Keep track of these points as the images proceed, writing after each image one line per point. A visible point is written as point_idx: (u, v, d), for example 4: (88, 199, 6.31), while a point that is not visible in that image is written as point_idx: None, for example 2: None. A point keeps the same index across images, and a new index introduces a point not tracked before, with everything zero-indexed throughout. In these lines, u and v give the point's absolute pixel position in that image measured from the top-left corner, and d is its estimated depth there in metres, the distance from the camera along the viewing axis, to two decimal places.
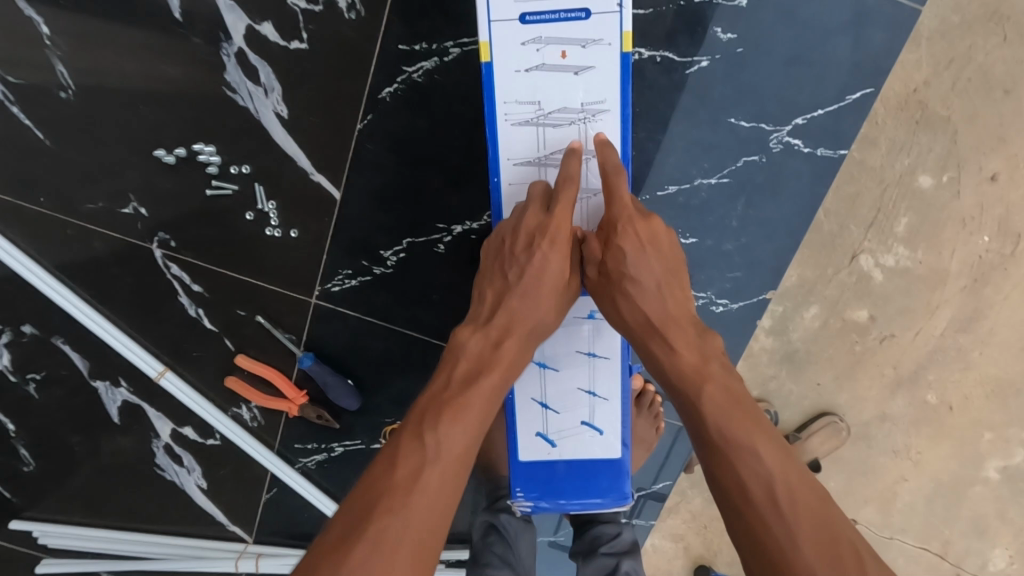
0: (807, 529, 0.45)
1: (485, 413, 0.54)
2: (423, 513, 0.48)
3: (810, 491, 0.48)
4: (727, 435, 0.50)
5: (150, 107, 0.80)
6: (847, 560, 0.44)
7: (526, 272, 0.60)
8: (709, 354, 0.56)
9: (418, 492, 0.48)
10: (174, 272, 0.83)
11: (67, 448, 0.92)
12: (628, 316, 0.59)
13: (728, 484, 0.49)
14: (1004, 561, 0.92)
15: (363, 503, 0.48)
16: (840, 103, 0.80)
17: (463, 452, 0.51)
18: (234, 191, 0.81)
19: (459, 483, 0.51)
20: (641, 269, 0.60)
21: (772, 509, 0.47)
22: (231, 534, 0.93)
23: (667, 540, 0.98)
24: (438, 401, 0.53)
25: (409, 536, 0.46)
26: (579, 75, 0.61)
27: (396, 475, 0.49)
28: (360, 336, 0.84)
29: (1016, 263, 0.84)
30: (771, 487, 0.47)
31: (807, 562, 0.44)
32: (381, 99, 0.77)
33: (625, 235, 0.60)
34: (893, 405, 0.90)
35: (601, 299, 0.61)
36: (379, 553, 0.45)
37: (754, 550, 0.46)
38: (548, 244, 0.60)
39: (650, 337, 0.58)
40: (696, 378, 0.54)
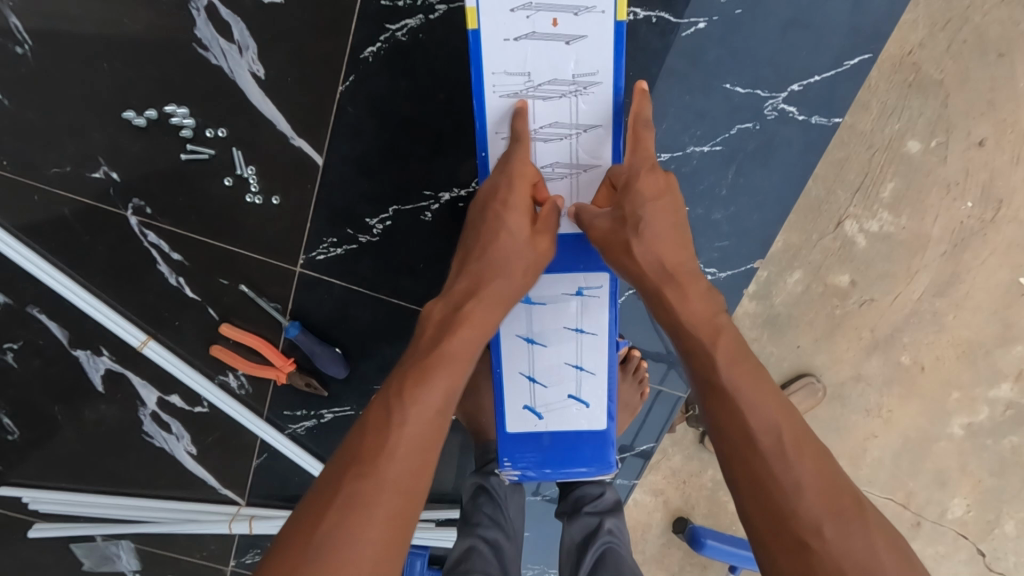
0: (813, 480, 0.45)
1: (456, 372, 0.52)
2: (396, 476, 0.46)
3: (814, 445, 0.48)
4: (738, 386, 0.49)
5: (115, 65, 0.76)
6: (850, 513, 0.44)
7: (491, 237, 0.59)
8: (720, 308, 0.55)
9: (390, 455, 0.47)
10: (151, 239, 0.81)
11: (50, 416, 0.91)
12: (640, 257, 0.56)
13: (737, 433, 0.48)
14: (963, 510, 0.97)
15: (336, 471, 0.47)
16: (837, 69, 0.78)
17: (434, 413, 0.49)
18: (211, 156, 0.77)
19: (433, 446, 0.49)
20: (658, 214, 0.57)
21: (779, 458, 0.46)
22: (222, 497, 0.94)
23: (648, 495, 1.02)
24: (408, 367, 0.52)
25: (381, 501, 0.45)
26: (570, 45, 0.58)
27: (366, 443, 0.48)
28: (346, 304, 0.83)
29: (995, 228, 0.85)
30: (779, 437, 0.47)
31: (810, 510, 0.44)
32: (363, 59, 0.74)
33: (645, 181, 0.58)
34: (868, 366, 0.92)
35: (610, 245, 0.58)
36: (351, 518, 0.44)
37: (757, 498, 0.47)
38: (508, 207, 0.58)
39: (664, 285, 0.56)
40: (707, 330, 0.53)
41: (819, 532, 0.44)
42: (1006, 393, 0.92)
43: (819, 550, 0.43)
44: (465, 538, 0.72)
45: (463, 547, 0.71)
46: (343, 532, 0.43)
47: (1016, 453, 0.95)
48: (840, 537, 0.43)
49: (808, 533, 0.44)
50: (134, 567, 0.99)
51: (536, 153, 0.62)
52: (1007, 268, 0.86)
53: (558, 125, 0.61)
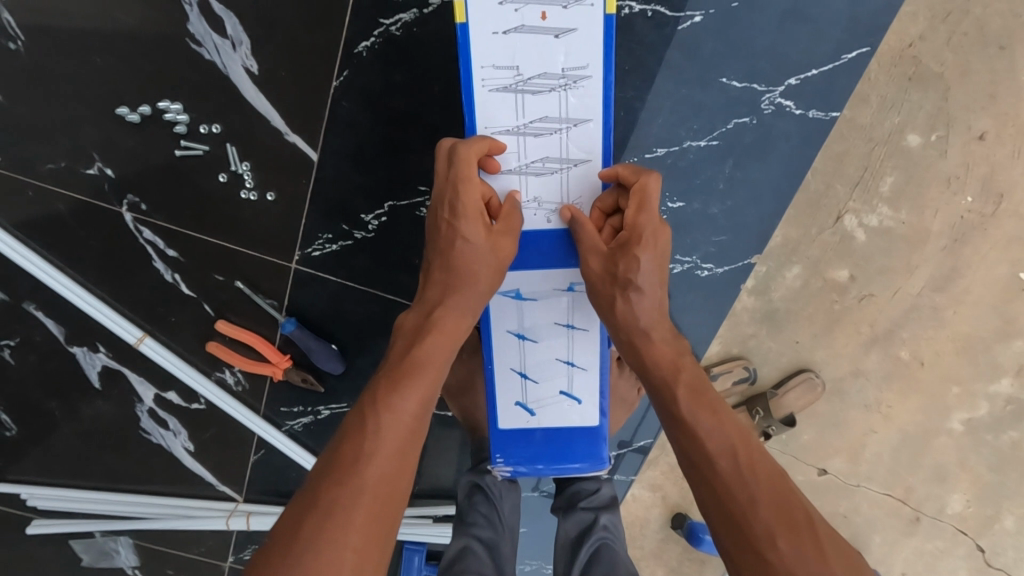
0: (767, 497, 0.46)
1: (432, 377, 0.53)
2: (373, 482, 0.47)
3: (770, 465, 0.49)
4: (695, 414, 0.50)
5: (108, 60, 0.75)
6: (804, 527, 0.45)
7: (448, 245, 0.57)
8: (683, 348, 0.56)
9: (366, 462, 0.47)
10: (146, 236, 0.80)
11: (48, 413, 0.91)
12: (622, 316, 0.56)
13: (694, 455, 0.49)
14: (962, 505, 0.97)
15: (312, 481, 0.47)
16: (834, 62, 0.78)
17: (410, 417, 0.50)
18: (204, 152, 0.77)
19: (411, 450, 0.50)
20: (651, 282, 0.56)
21: (736, 478, 0.47)
22: (220, 494, 0.94)
23: (646, 490, 1.02)
24: (382, 377, 0.52)
25: (360, 506, 0.45)
26: (559, 39, 0.58)
27: (342, 451, 0.48)
28: (341, 300, 0.82)
29: (995, 223, 0.84)
30: (735, 458, 0.48)
31: (766, 526, 0.45)
32: (357, 53, 0.73)
33: (647, 247, 0.55)
34: (867, 361, 0.92)
35: (597, 293, 0.58)
36: (329, 525, 0.44)
37: (719, 517, 0.47)
38: (459, 214, 0.56)
39: (638, 338, 0.56)
40: (668, 367, 0.54)
41: (775, 545, 0.44)
42: (1006, 388, 0.92)
43: (776, 563, 0.44)
44: (460, 538, 0.72)
45: (458, 547, 0.71)
46: (323, 539, 0.44)
47: (1015, 448, 0.94)
48: (794, 550, 0.44)
49: (764, 547, 0.44)
50: (133, 563, 0.99)
51: (525, 149, 0.61)
52: (1007, 262, 0.86)
53: (547, 119, 0.60)
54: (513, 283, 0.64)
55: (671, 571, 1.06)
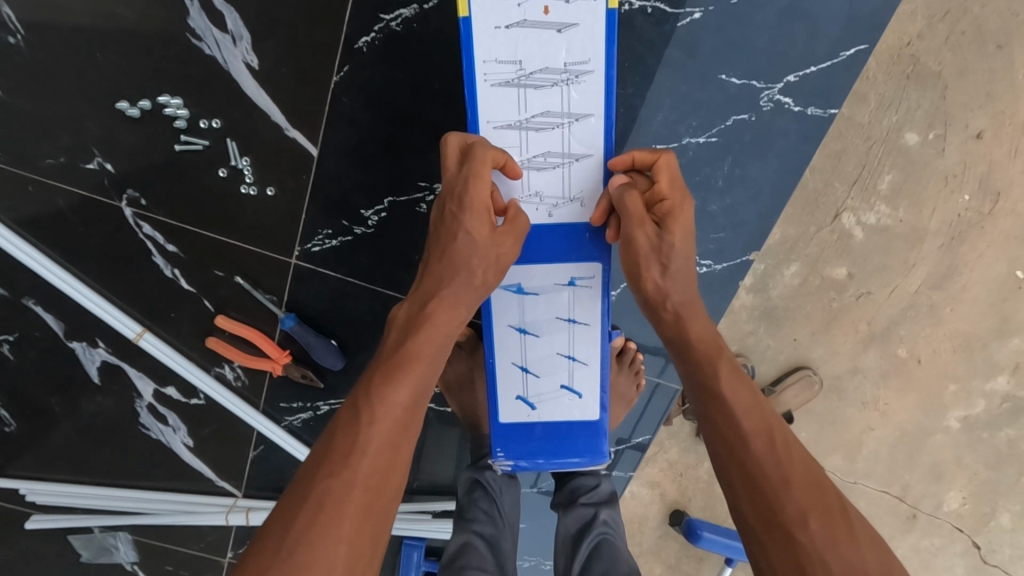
0: (800, 479, 0.47)
1: (423, 370, 0.53)
2: (364, 474, 0.47)
3: (800, 449, 0.50)
4: (733, 394, 0.51)
5: (108, 55, 0.75)
6: (833, 509, 0.46)
7: (449, 238, 0.57)
8: (720, 332, 0.57)
9: (358, 454, 0.48)
10: (146, 231, 0.80)
11: (47, 408, 0.91)
12: (670, 287, 0.56)
13: (728, 433, 0.50)
14: (958, 503, 0.97)
15: (305, 473, 0.47)
16: (833, 59, 0.78)
17: (400, 410, 0.50)
18: (205, 147, 0.77)
19: (401, 442, 0.50)
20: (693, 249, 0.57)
21: (771, 458, 0.48)
22: (220, 490, 0.94)
23: (645, 487, 1.03)
24: (375, 369, 0.53)
25: (350, 498, 0.46)
26: (562, 33, 0.58)
27: (334, 443, 0.48)
28: (341, 296, 0.82)
29: (992, 221, 0.85)
30: (770, 438, 0.49)
31: (797, 505, 0.46)
32: (357, 49, 0.74)
33: (689, 213, 0.56)
34: (865, 359, 0.92)
35: (644, 265, 0.56)
36: (319, 517, 0.45)
37: (750, 496, 0.47)
38: (464, 207, 0.57)
39: (684, 310, 0.56)
40: (708, 347, 0.54)
41: (806, 525, 0.45)
42: (1003, 386, 0.92)
43: (806, 542, 0.44)
44: (461, 533, 0.72)
45: (459, 544, 0.71)
46: (315, 530, 0.44)
47: (1012, 446, 0.95)
48: (825, 531, 0.44)
49: (795, 525, 0.45)
50: (132, 559, 0.99)
51: (527, 144, 0.61)
52: (1004, 261, 0.86)
53: (549, 114, 0.60)
54: (514, 278, 0.64)
55: (668, 567, 1.07)
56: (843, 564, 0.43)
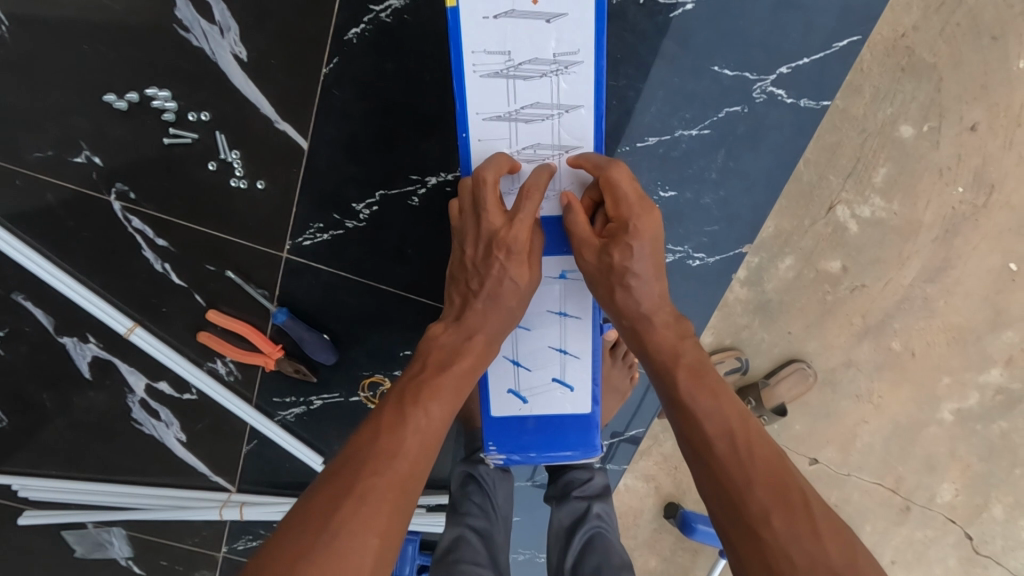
0: (762, 476, 0.45)
1: (463, 392, 0.54)
2: (403, 478, 0.47)
3: (768, 445, 0.47)
4: (693, 396, 0.49)
5: (95, 46, 0.74)
6: (797, 503, 0.44)
7: (491, 279, 0.57)
8: (686, 331, 0.55)
9: (400, 458, 0.47)
10: (135, 225, 0.80)
11: (38, 404, 0.91)
12: (624, 305, 0.56)
13: (693, 436, 0.48)
14: (952, 495, 0.98)
15: (343, 471, 0.47)
16: (827, 51, 0.77)
17: (441, 426, 0.51)
18: (193, 140, 0.76)
19: (436, 454, 0.51)
20: (647, 266, 0.55)
21: (733, 459, 0.46)
22: (214, 484, 0.94)
23: (639, 481, 1.03)
24: (416, 381, 0.53)
25: (390, 497, 0.46)
26: (551, 23, 0.57)
27: (377, 443, 0.48)
28: (333, 290, 0.82)
29: (986, 214, 0.85)
30: (731, 438, 0.47)
31: (759, 503, 0.44)
32: (347, 40, 0.73)
33: (636, 231, 0.55)
34: (859, 352, 0.92)
35: (597, 285, 0.58)
36: (363, 510, 0.44)
37: (715, 498, 0.46)
38: (511, 256, 0.57)
39: (639, 322, 0.56)
40: (668, 350, 0.53)
41: (769, 522, 0.43)
42: (996, 378, 0.92)
43: (770, 540, 0.42)
44: (453, 527, 0.72)
45: (451, 537, 0.71)
46: (353, 524, 0.43)
47: (1005, 438, 0.95)
48: (788, 527, 0.42)
49: (758, 524, 0.43)
50: (127, 555, 0.99)
51: (518, 136, 0.61)
52: (998, 253, 0.86)
53: (539, 105, 0.60)
54: None
55: (663, 559, 1.07)
56: (809, 560, 0.41)
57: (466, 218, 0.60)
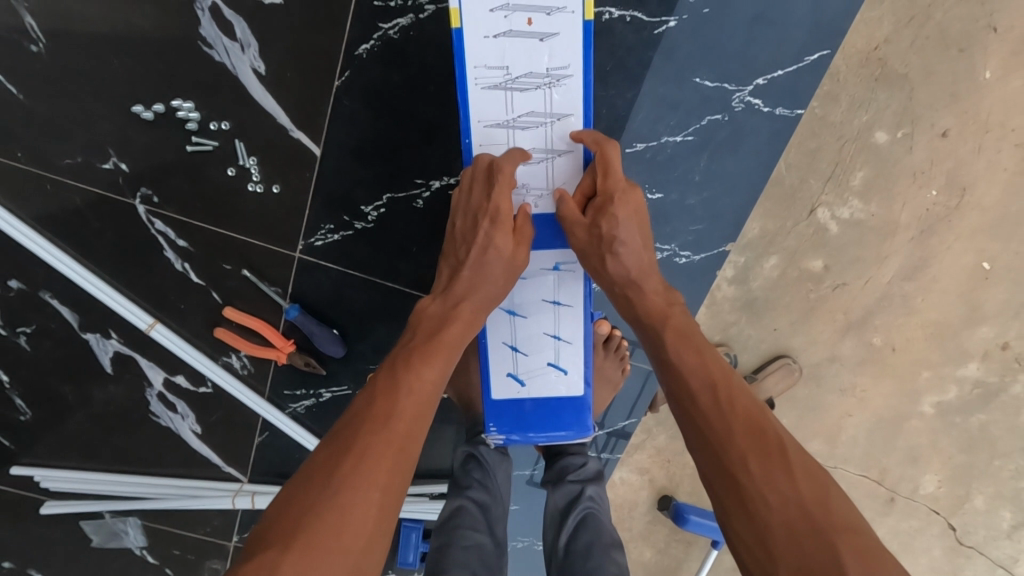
0: (740, 425, 0.49)
1: (453, 357, 0.59)
2: (400, 436, 0.52)
3: (749, 398, 0.52)
4: (681, 355, 0.55)
5: (123, 61, 0.80)
6: (773, 448, 0.48)
7: (477, 249, 0.63)
8: (675, 299, 0.61)
9: (396, 418, 0.52)
10: (158, 227, 0.85)
11: (61, 397, 0.96)
12: (613, 271, 0.62)
13: (680, 393, 0.53)
14: (935, 486, 1.03)
15: (344, 433, 0.51)
16: (800, 63, 0.83)
17: (433, 388, 0.56)
18: (214, 148, 0.82)
19: (429, 414, 0.55)
20: (631, 234, 0.62)
21: (715, 411, 0.51)
22: (227, 475, 0.99)
23: (634, 473, 1.08)
24: (407, 351, 0.58)
25: (388, 454, 0.50)
26: (544, 42, 0.63)
27: (373, 407, 0.53)
28: (343, 289, 0.87)
29: (959, 215, 0.90)
30: (714, 393, 0.52)
31: (738, 450, 0.48)
32: (358, 55, 0.79)
33: (620, 203, 0.62)
34: (842, 347, 0.98)
35: (588, 257, 0.63)
36: (360, 469, 0.49)
37: (699, 447, 0.51)
38: (496, 224, 0.63)
39: (630, 289, 0.62)
40: (658, 316, 0.59)
41: (746, 467, 0.47)
42: (973, 372, 0.97)
43: (747, 482, 0.47)
44: (455, 499, 0.77)
45: (452, 508, 0.75)
46: (354, 478, 0.48)
47: (984, 430, 1.00)
48: (764, 470, 0.47)
49: (736, 469, 0.48)
50: (142, 544, 1.03)
51: (515, 142, 0.66)
52: (971, 253, 0.92)
53: (534, 114, 0.65)
54: None
55: (658, 550, 1.12)
56: (781, 498, 0.45)
57: (459, 196, 0.66)
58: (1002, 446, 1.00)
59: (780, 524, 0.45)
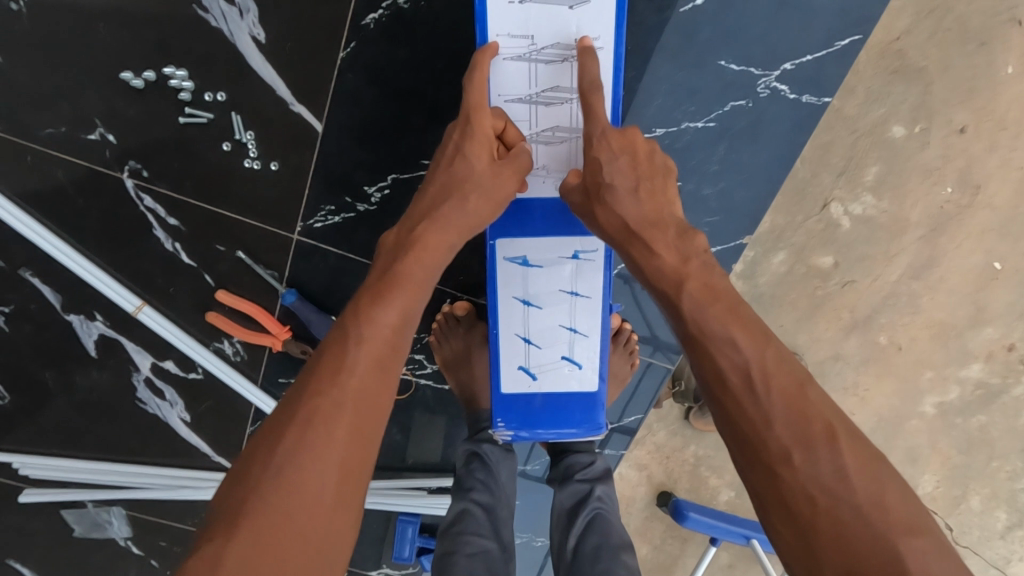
0: (781, 411, 0.45)
1: (416, 291, 0.52)
2: (352, 391, 0.46)
3: (785, 373, 0.47)
4: (705, 329, 0.50)
5: (113, 25, 0.75)
6: (820, 437, 0.44)
7: (452, 169, 0.59)
8: (690, 253, 0.55)
9: (347, 371, 0.47)
10: (147, 204, 0.81)
11: (42, 381, 0.91)
12: (607, 224, 0.59)
13: (708, 373, 0.49)
14: (932, 486, 1.02)
15: (292, 392, 0.47)
16: (828, 49, 0.80)
17: (391, 331, 0.49)
18: (209, 120, 0.77)
19: (390, 363, 0.49)
20: (617, 178, 0.59)
21: (749, 396, 0.46)
22: (216, 466, 0.95)
23: (633, 469, 1.06)
24: (365, 291, 0.52)
25: (338, 415, 0.45)
26: (573, 10, 0.59)
27: (323, 363, 0.47)
28: (340, 274, 0.83)
29: (971, 214, 0.88)
30: (747, 372, 0.47)
31: (778, 442, 0.45)
32: (364, 26, 0.74)
33: (600, 146, 0.59)
34: (847, 345, 0.96)
35: (585, 217, 0.62)
36: (308, 433, 0.44)
37: (731, 435, 0.47)
38: (470, 140, 0.59)
39: (631, 244, 0.58)
40: (675, 279, 0.53)
41: (788, 461, 0.44)
42: (976, 373, 0.96)
43: (790, 478, 0.44)
44: (459, 501, 0.74)
45: (457, 511, 0.73)
46: (299, 447, 0.44)
47: (984, 432, 0.99)
48: (808, 463, 0.43)
49: (777, 463, 0.44)
50: (125, 535, 0.99)
51: (537, 119, 0.63)
52: (980, 252, 0.90)
53: (559, 89, 0.62)
54: (519, 251, 0.66)
55: (654, 547, 1.10)
56: (829, 496, 0.42)
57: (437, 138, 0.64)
58: (1000, 448, 0.99)
59: (829, 523, 0.42)
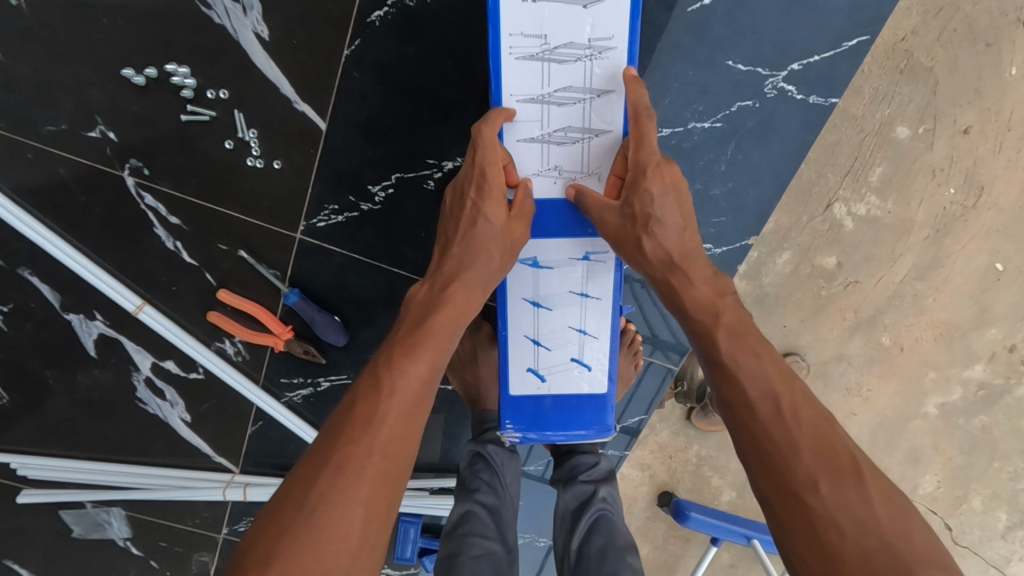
0: (808, 441, 0.46)
1: (440, 348, 0.55)
2: (384, 442, 0.48)
3: (812, 407, 0.48)
4: (737, 359, 0.50)
5: (115, 20, 0.74)
6: (848, 469, 0.44)
7: (468, 221, 0.61)
8: (725, 289, 0.56)
9: (378, 422, 0.48)
10: (148, 202, 0.80)
11: (41, 381, 0.90)
12: (651, 254, 0.59)
13: (736, 402, 0.49)
14: (933, 486, 1.02)
15: (324, 440, 0.48)
16: (837, 49, 0.78)
17: (420, 384, 0.52)
18: (212, 118, 0.76)
19: (417, 416, 0.51)
20: (667, 212, 0.58)
21: (778, 424, 0.47)
22: (217, 466, 0.94)
23: (635, 469, 1.05)
24: (392, 345, 0.54)
25: (370, 464, 0.47)
26: (587, 9, 0.58)
27: (355, 411, 0.49)
28: (343, 273, 0.83)
29: (975, 215, 0.88)
30: (776, 402, 0.48)
31: (806, 469, 0.45)
32: (369, 23, 0.73)
33: (653, 177, 0.58)
34: (851, 346, 0.95)
35: (622, 242, 0.60)
36: (341, 481, 0.45)
37: (756, 461, 0.47)
38: (483, 194, 0.60)
39: (673, 276, 0.58)
40: (708, 311, 0.54)
41: (816, 489, 0.44)
42: (979, 373, 0.96)
43: (817, 507, 0.44)
44: (463, 503, 0.73)
45: (461, 512, 0.73)
46: (333, 495, 0.45)
47: (985, 432, 0.99)
48: (836, 494, 0.44)
49: (804, 491, 0.44)
50: (125, 536, 0.99)
51: (550, 118, 0.62)
52: (984, 253, 0.90)
53: (572, 89, 0.61)
54: (529, 251, 0.65)
55: (655, 546, 1.10)
56: (857, 527, 0.43)
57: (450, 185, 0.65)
58: (1002, 448, 0.99)
59: (856, 553, 0.42)
